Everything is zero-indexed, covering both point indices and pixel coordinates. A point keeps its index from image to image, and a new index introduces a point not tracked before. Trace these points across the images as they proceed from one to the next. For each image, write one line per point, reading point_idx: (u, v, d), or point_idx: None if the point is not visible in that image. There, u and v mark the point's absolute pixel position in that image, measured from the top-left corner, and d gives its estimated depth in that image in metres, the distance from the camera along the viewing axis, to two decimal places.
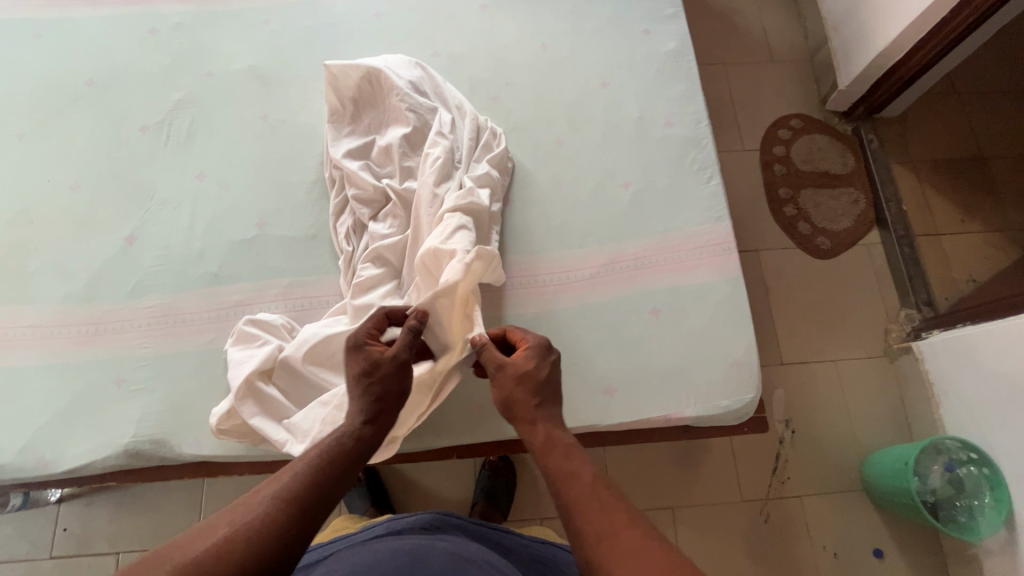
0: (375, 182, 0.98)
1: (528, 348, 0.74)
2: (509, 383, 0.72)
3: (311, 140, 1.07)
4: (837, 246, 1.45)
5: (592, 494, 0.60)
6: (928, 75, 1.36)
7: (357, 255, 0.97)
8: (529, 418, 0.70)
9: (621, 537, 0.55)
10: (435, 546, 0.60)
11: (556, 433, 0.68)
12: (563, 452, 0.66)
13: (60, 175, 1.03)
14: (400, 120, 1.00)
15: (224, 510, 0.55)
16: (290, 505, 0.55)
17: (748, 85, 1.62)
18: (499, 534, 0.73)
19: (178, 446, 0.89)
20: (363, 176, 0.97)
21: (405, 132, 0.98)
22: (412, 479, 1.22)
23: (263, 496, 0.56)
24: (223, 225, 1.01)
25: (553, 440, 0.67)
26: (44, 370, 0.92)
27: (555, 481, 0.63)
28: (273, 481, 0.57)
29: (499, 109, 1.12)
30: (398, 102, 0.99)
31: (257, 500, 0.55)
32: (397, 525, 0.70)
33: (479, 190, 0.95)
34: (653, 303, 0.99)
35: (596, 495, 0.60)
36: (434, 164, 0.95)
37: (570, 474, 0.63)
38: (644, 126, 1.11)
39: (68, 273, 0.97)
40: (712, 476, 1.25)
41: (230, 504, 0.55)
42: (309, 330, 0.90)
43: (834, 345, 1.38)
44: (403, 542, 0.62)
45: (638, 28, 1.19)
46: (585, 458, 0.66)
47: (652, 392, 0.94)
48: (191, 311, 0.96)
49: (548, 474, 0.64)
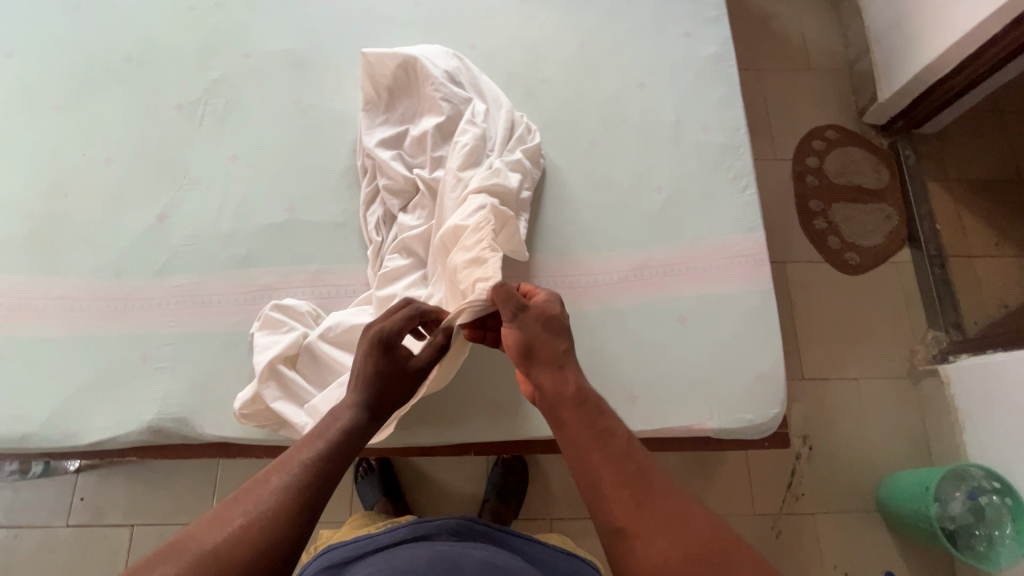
0: (406, 172, 0.97)
1: (545, 292, 0.73)
2: (534, 325, 0.70)
3: (343, 126, 1.07)
4: (867, 263, 1.42)
5: (623, 459, 0.60)
6: (972, 93, 1.33)
7: (385, 245, 0.96)
8: (557, 364, 0.68)
9: (658, 509, 0.56)
10: (465, 557, 0.60)
11: (580, 384, 0.66)
12: (592, 407, 0.64)
13: (96, 149, 1.03)
14: (435, 109, 0.99)
15: (229, 500, 0.55)
16: (299, 494, 0.56)
17: (784, 93, 1.59)
18: (526, 542, 0.73)
19: (200, 425, 0.89)
20: (395, 166, 0.97)
21: (439, 121, 0.98)
22: (424, 471, 1.22)
23: (269, 484, 0.56)
24: (253, 208, 1.01)
25: (576, 397, 0.65)
26: (72, 342, 0.93)
27: (585, 438, 0.62)
28: (277, 472, 0.57)
29: (534, 105, 1.10)
30: (432, 92, 0.98)
31: (264, 492, 0.55)
32: (420, 531, 0.70)
33: (504, 174, 0.93)
34: (680, 311, 0.97)
35: (631, 459, 0.60)
36: (458, 157, 0.94)
37: (603, 434, 0.62)
38: (680, 130, 1.09)
39: (99, 247, 0.98)
40: (725, 488, 1.24)
41: (234, 495, 0.55)
42: (334, 316, 0.90)
43: (857, 363, 1.35)
44: (431, 551, 0.62)
45: (679, 29, 1.16)
46: (615, 414, 0.65)
47: (675, 401, 0.93)
48: (218, 292, 0.96)
49: (574, 430, 0.63)
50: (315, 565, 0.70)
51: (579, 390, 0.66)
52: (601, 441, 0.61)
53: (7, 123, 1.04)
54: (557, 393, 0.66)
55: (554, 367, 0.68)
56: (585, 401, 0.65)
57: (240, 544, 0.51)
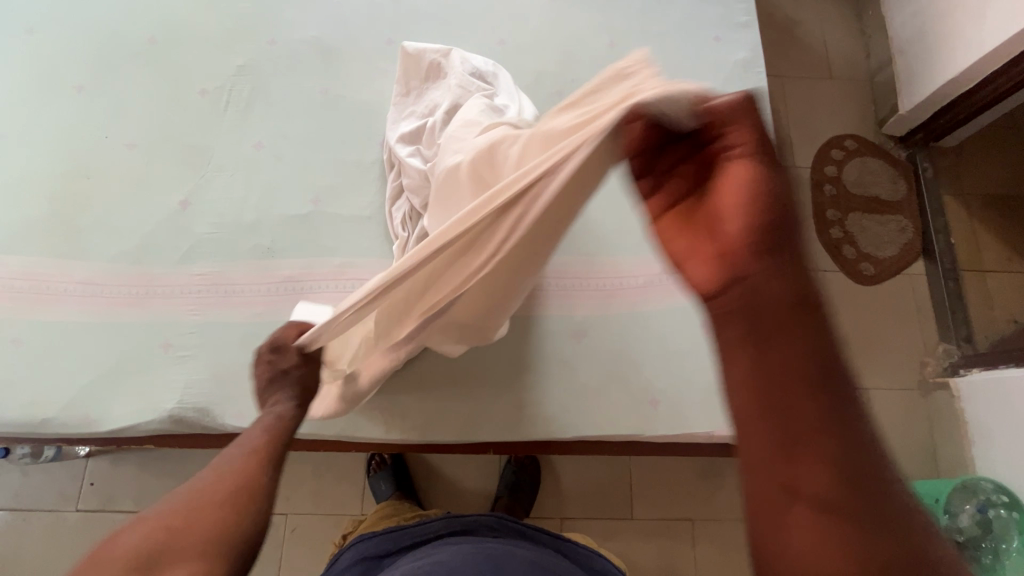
0: (422, 166, 0.92)
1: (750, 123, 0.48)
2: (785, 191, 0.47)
3: (370, 119, 1.06)
4: (881, 274, 1.43)
5: (816, 402, 0.42)
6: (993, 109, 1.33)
7: (409, 243, 0.94)
8: (783, 248, 0.46)
9: (840, 487, 0.40)
10: (512, 553, 0.67)
11: (801, 284, 0.45)
12: (794, 322, 0.44)
13: (118, 132, 1.02)
14: (449, 95, 0.93)
15: (122, 532, 0.50)
16: (195, 529, 0.50)
17: (804, 100, 1.59)
18: (554, 540, 0.80)
19: (221, 416, 0.89)
20: (411, 163, 0.92)
21: (450, 108, 0.91)
22: (437, 466, 1.23)
23: (163, 518, 0.51)
24: (277, 198, 1.00)
25: (786, 306, 0.44)
26: (91, 328, 0.92)
27: (761, 352, 0.44)
28: (171, 508, 0.52)
29: (562, 105, 1.10)
30: (453, 82, 0.93)
31: (154, 526, 0.50)
32: (465, 523, 0.77)
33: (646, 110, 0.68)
34: (704, 318, 0.98)
35: (828, 412, 0.42)
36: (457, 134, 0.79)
37: (791, 366, 0.43)
38: None
39: (120, 232, 0.97)
40: (735, 493, 1.25)
41: (127, 525, 0.51)
42: (299, 307, 0.78)
43: (868, 373, 1.36)
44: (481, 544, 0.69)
45: (709, 33, 1.16)
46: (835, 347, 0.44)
47: (698, 407, 0.93)
48: (242, 282, 0.95)
49: (755, 331, 0.45)
50: (358, 549, 0.77)
51: (798, 299, 0.45)
52: (815, 389, 0.42)
53: (28, 100, 1.02)
54: (759, 279, 0.45)
55: (768, 256, 0.46)
56: (807, 310, 0.44)
57: (166, 546, 0.49)
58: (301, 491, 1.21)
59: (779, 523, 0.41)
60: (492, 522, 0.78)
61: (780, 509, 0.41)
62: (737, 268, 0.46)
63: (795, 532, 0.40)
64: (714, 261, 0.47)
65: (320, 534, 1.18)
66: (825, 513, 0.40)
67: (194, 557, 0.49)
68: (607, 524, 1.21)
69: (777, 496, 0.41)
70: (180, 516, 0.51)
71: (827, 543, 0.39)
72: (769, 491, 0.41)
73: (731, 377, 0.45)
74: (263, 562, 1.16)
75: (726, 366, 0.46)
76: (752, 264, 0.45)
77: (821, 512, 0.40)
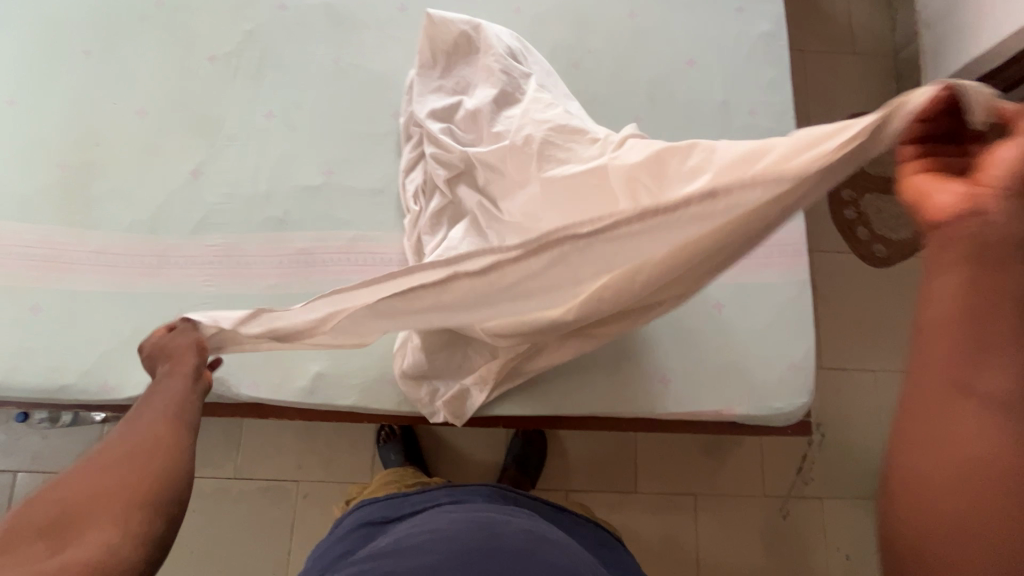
0: (459, 146, 0.92)
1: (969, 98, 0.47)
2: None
3: (383, 89, 1.04)
4: (893, 255, 1.42)
5: None
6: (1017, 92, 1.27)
7: (423, 216, 0.95)
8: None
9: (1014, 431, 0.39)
10: (510, 521, 0.68)
11: None
12: None
13: (127, 99, 1.00)
14: (490, 81, 0.92)
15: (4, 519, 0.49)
16: (34, 511, 0.49)
17: (825, 76, 1.54)
18: (552, 511, 0.81)
19: (236, 386, 0.90)
20: (445, 139, 0.92)
21: (494, 94, 0.91)
22: (446, 438, 1.25)
23: (48, 503, 0.50)
24: (289, 170, 0.99)
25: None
26: (106, 297, 0.92)
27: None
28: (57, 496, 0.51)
29: (579, 77, 1.07)
30: (492, 64, 0.93)
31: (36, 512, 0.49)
32: (461, 493, 0.78)
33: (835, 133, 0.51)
34: (716, 297, 0.98)
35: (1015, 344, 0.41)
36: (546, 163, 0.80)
37: None
38: (727, 112, 1.06)
39: (132, 201, 0.96)
40: (737, 469, 1.27)
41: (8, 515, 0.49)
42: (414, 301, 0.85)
43: (876, 355, 1.37)
44: (477, 512, 0.70)
45: (731, 4, 1.12)
46: None
47: (706, 386, 0.94)
48: (254, 254, 0.95)
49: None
50: (357, 515, 0.80)
51: None
52: (999, 330, 0.41)
53: (37, 65, 1.00)
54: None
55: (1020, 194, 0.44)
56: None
57: (86, 496, 0.51)
58: (313, 458, 1.24)
59: (937, 427, 0.41)
60: (489, 490, 0.78)
61: (947, 413, 0.41)
62: (991, 212, 0.44)
63: (959, 428, 0.40)
64: (960, 205, 0.45)
65: (331, 500, 1.22)
66: (1012, 453, 0.38)
67: (122, 501, 0.52)
68: (610, 496, 1.24)
69: (940, 403, 0.41)
70: (98, 473, 0.54)
71: (975, 483, 0.38)
72: (933, 389, 0.42)
73: (941, 296, 0.43)
74: (276, 525, 1.20)
75: (932, 285, 0.44)
76: (1003, 203, 0.44)
77: (992, 410, 0.40)
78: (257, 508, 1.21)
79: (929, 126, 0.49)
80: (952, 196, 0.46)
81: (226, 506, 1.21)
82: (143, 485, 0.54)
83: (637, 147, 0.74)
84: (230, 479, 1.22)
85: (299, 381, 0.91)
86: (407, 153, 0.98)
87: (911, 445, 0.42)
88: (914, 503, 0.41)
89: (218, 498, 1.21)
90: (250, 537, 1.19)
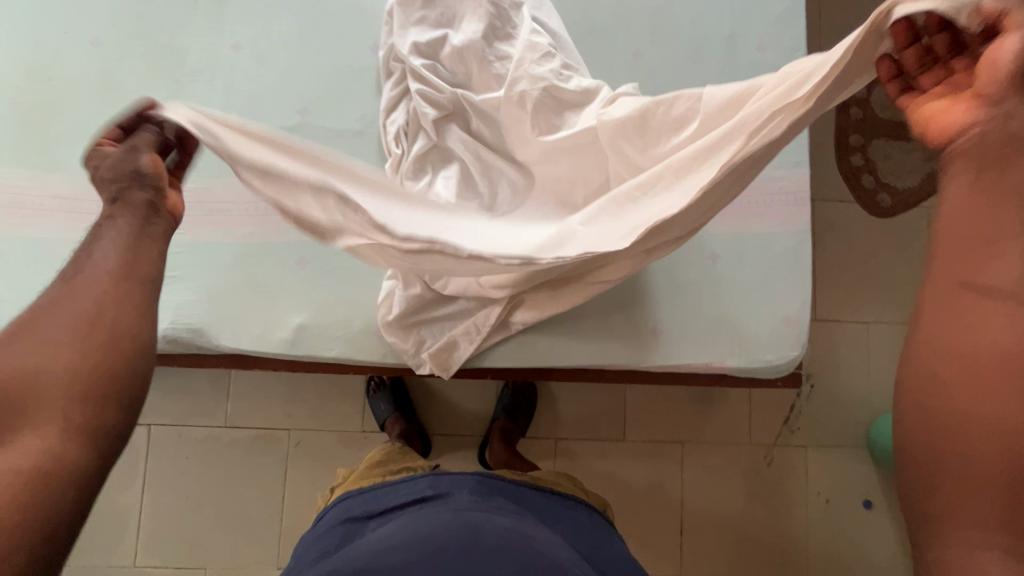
0: (449, 88, 0.87)
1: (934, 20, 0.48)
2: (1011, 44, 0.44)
3: (360, 18, 0.95)
4: (897, 205, 1.35)
5: None
6: None
7: (406, 159, 0.90)
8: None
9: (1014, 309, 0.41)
10: (492, 520, 0.67)
11: None
12: None
13: (79, 27, 0.92)
14: (477, 14, 0.87)
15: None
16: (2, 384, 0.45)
17: (841, 9, 1.43)
18: (535, 499, 0.78)
19: (217, 337, 0.88)
20: (434, 79, 0.87)
21: (480, 28, 0.86)
22: (436, 387, 1.25)
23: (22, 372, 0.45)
24: (261, 108, 0.92)
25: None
26: (72, 245, 0.88)
27: None
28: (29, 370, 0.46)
29: (574, 7, 0.98)
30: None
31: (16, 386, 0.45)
32: (443, 482, 0.76)
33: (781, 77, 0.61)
34: (712, 248, 0.94)
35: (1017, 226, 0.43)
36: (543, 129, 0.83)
37: None
38: (734, 47, 0.98)
39: (93, 142, 0.90)
40: (725, 418, 1.28)
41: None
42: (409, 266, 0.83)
43: (871, 307, 1.35)
44: (458, 510, 0.69)
45: None
46: None
47: (697, 339, 0.92)
48: (227, 201, 0.90)
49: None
50: (338, 508, 0.79)
51: None
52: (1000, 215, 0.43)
53: None
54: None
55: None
56: None
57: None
58: (304, 408, 1.24)
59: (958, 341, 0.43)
60: (474, 480, 0.76)
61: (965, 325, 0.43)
62: (998, 120, 0.44)
63: (969, 324, 0.42)
64: (959, 124, 0.46)
65: (323, 447, 1.23)
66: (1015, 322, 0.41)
67: (52, 412, 0.45)
68: (599, 444, 1.25)
69: (956, 315, 0.43)
70: (12, 361, 0.46)
71: (992, 350, 0.41)
72: (947, 288, 0.44)
73: (954, 194, 0.46)
74: (270, 471, 1.22)
75: (946, 192, 0.46)
76: (1002, 93, 0.44)
77: (1010, 305, 0.41)
78: (249, 455, 1.23)
79: (923, 51, 0.50)
80: (958, 111, 0.46)
81: (218, 453, 1.22)
82: (75, 389, 0.46)
83: (624, 105, 0.78)
84: (220, 427, 1.23)
85: (280, 333, 0.89)
86: (389, 92, 0.91)
87: (925, 352, 0.44)
88: (919, 402, 0.44)
89: (209, 446, 1.22)
90: (244, 482, 1.22)
